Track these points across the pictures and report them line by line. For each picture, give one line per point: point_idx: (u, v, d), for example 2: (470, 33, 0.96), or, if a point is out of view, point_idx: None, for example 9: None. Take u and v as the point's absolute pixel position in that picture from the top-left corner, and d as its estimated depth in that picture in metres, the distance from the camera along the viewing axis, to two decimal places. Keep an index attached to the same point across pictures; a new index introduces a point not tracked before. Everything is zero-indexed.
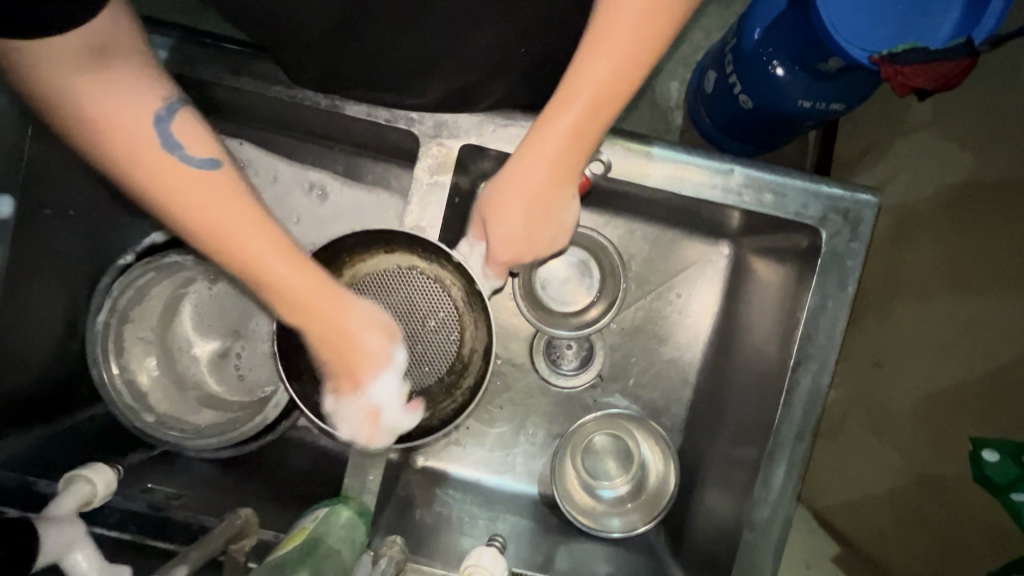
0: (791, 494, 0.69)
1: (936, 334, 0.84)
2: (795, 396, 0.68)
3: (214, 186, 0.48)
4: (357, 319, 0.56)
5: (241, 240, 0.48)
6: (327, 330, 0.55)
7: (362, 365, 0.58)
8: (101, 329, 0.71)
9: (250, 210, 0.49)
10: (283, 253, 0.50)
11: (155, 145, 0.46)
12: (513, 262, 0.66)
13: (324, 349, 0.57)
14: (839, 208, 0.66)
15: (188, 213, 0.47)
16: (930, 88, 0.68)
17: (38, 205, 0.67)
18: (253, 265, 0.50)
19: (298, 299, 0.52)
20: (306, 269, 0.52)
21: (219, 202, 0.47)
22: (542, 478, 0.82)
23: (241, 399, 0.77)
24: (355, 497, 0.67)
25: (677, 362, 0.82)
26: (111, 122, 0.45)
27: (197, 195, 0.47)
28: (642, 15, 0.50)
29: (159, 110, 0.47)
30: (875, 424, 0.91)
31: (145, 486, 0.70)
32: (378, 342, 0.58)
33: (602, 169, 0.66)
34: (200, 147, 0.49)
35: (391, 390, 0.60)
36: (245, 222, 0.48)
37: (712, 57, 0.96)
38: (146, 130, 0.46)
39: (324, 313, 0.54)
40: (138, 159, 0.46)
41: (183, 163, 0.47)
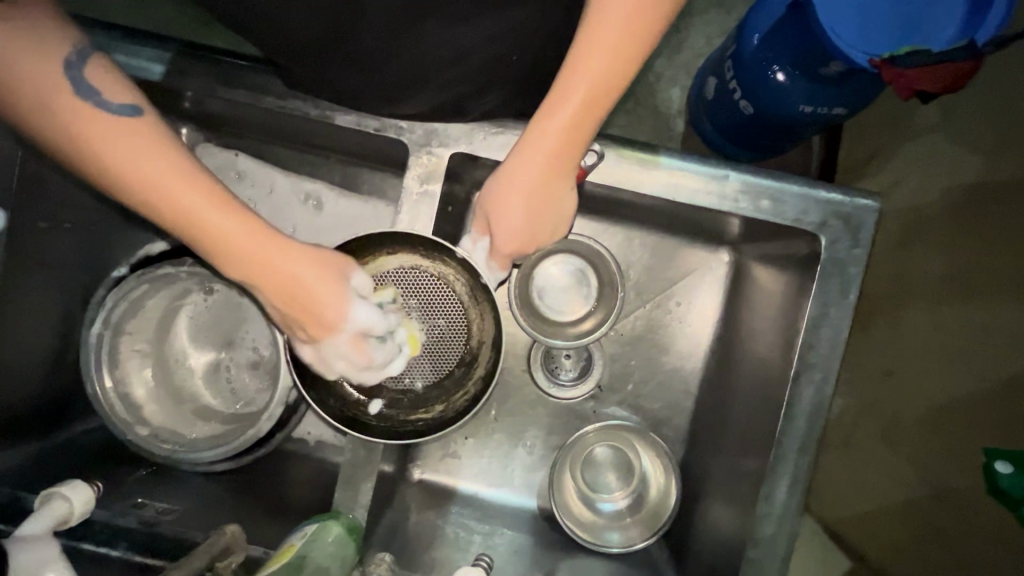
0: (796, 509, 0.67)
1: (946, 341, 0.84)
2: (797, 407, 0.66)
3: (130, 129, 0.51)
4: (290, 255, 0.56)
5: (158, 180, 0.51)
6: (268, 269, 0.56)
7: (324, 299, 0.58)
8: (95, 341, 0.71)
9: (170, 152, 0.52)
10: (203, 190, 0.52)
11: (71, 95, 0.50)
12: (515, 256, 0.66)
13: (278, 293, 0.57)
14: (839, 213, 0.64)
15: (108, 159, 0.50)
16: (934, 91, 0.66)
17: (35, 219, 0.68)
18: (174, 207, 0.52)
19: (229, 239, 0.54)
20: (231, 207, 0.54)
21: (131, 138, 0.50)
22: (541, 492, 0.80)
23: (236, 412, 0.77)
24: (345, 513, 0.65)
25: (679, 372, 0.80)
26: (29, 79, 0.49)
27: (112, 136, 0.50)
28: (636, 10, 0.50)
29: (73, 61, 0.51)
30: (888, 432, 0.87)
31: (136, 501, 0.70)
32: (317, 277, 0.57)
33: (594, 161, 0.65)
34: (119, 95, 0.52)
35: (369, 318, 0.60)
36: (161, 161, 0.51)
37: (712, 63, 0.95)
38: (61, 82, 0.50)
39: (255, 254, 0.55)
40: (55, 111, 0.49)
41: (101, 110, 0.51)
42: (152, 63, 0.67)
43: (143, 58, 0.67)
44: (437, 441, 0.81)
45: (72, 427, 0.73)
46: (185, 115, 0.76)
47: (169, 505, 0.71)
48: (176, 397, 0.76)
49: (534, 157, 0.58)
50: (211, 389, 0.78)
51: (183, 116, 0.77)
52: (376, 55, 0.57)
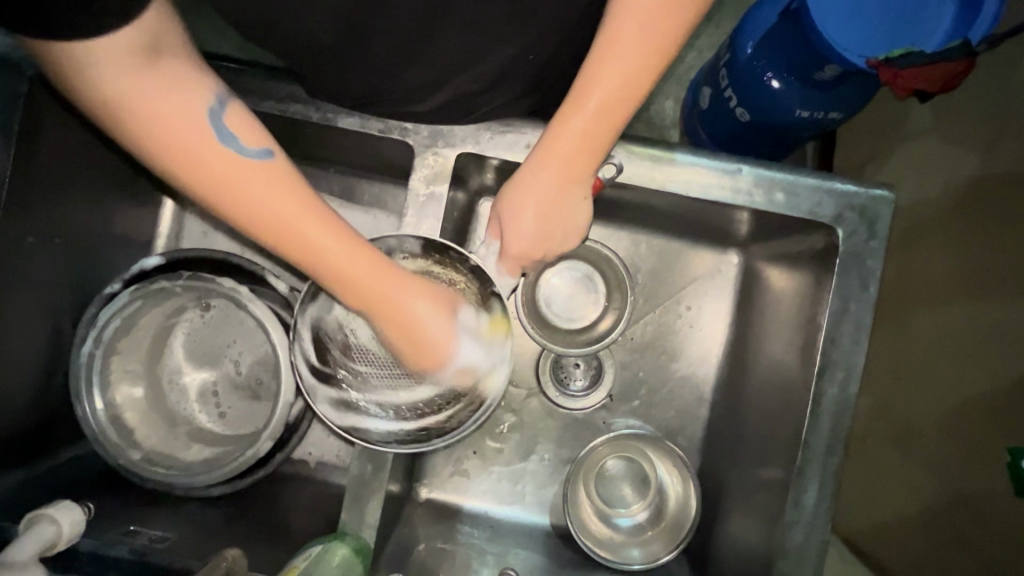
0: (824, 513, 0.64)
1: (959, 343, 0.80)
2: (821, 407, 0.64)
3: (265, 175, 0.50)
4: (417, 300, 0.56)
5: (297, 227, 0.50)
6: (398, 315, 0.56)
7: (439, 338, 0.58)
8: (86, 361, 0.67)
9: (309, 200, 0.51)
10: (339, 236, 0.52)
11: (210, 141, 0.49)
12: (528, 261, 0.64)
13: (396, 334, 0.57)
14: (854, 205, 0.63)
15: (250, 205, 0.50)
16: (931, 90, 0.66)
17: (23, 232, 0.64)
18: (308, 249, 0.52)
19: (361, 283, 0.54)
20: (362, 250, 0.53)
21: (283, 195, 0.50)
22: (553, 508, 0.77)
23: (233, 433, 0.73)
24: (352, 534, 0.62)
25: (691, 378, 0.78)
26: (179, 119, 0.48)
27: (264, 188, 0.50)
28: (663, 10, 0.50)
29: (213, 106, 0.50)
30: (901, 437, 0.85)
31: (128, 529, 0.66)
32: (441, 322, 0.58)
33: (615, 172, 0.64)
34: (253, 138, 0.51)
35: (473, 357, 0.61)
36: (296, 205, 0.50)
37: (705, 73, 0.93)
38: (202, 123, 0.49)
39: (387, 299, 0.55)
40: (190, 149, 0.48)
41: (241, 157, 0.50)
42: None
43: None
44: (445, 457, 0.78)
45: (58, 453, 0.70)
46: None
47: (164, 532, 0.67)
48: (171, 419, 0.73)
49: (553, 161, 0.57)
50: (209, 411, 0.74)
51: None
52: (386, 57, 0.56)
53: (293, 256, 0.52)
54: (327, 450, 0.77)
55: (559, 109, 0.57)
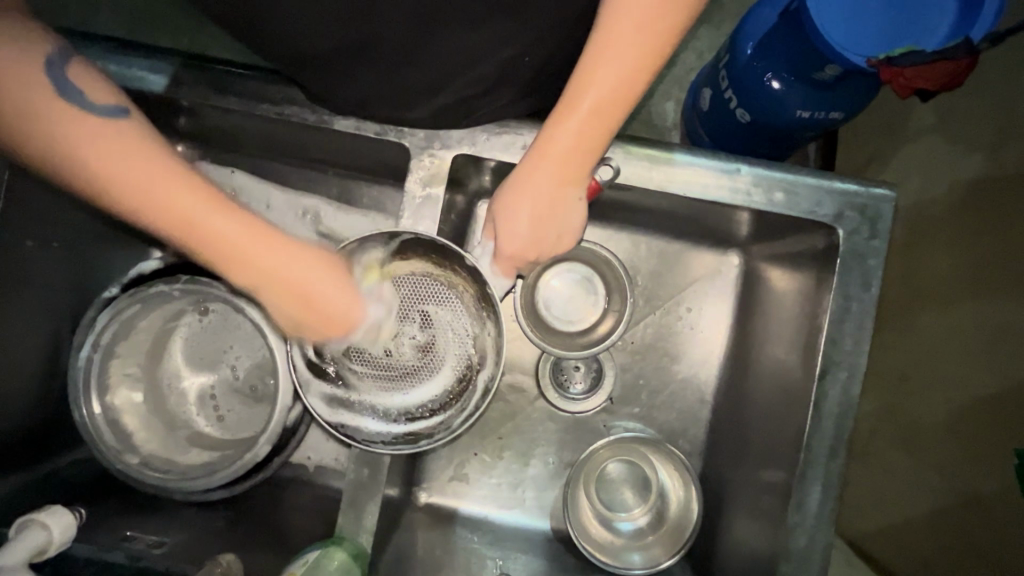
0: (828, 517, 0.63)
1: (962, 344, 0.80)
2: (824, 409, 0.63)
3: (113, 133, 0.46)
4: (300, 263, 0.53)
5: (148, 187, 0.45)
6: (284, 283, 0.53)
7: (330, 297, 0.55)
8: (84, 365, 0.68)
9: (163, 159, 0.47)
10: (204, 199, 0.48)
11: (51, 100, 0.45)
12: (523, 263, 0.63)
13: (283, 300, 0.54)
14: (855, 204, 0.63)
15: (96, 173, 0.45)
16: (931, 88, 0.65)
17: (22, 235, 0.66)
18: (169, 213, 0.47)
19: (229, 245, 0.49)
20: (229, 209, 0.49)
21: (135, 155, 0.45)
22: (554, 512, 0.76)
23: (232, 437, 0.73)
24: (349, 539, 0.62)
25: (692, 381, 0.77)
26: (10, 82, 0.44)
27: (109, 148, 0.45)
28: (659, 12, 0.49)
29: (54, 63, 0.46)
30: (908, 440, 0.84)
31: (125, 535, 0.66)
32: (334, 285, 0.55)
33: (611, 175, 0.63)
34: (101, 94, 0.47)
35: (379, 313, 0.61)
36: (148, 160, 0.46)
37: (706, 74, 0.93)
38: (38, 86, 0.45)
39: (259, 259, 0.51)
40: (25, 108, 0.44)
41: (86, 116, 0.45)
42: (149, 73, 0.66)
43: (138, 70, 0.65)
44: (444, 461, 0.77)
45: (57, 458, 0.70)
46: (180, 132, 0.75)
47: (161, 538, 0.66)
48: (170, 423, 0.73)
49: (548, 162, 0.57)
50: (208, 415, 0.74)
51: (179, 134, 0.76)
52: (382, 61, 0.56)
53: (152, 221, 0.47)
54: (326, 453, 0.76)
55: (553, 110, 0.56)
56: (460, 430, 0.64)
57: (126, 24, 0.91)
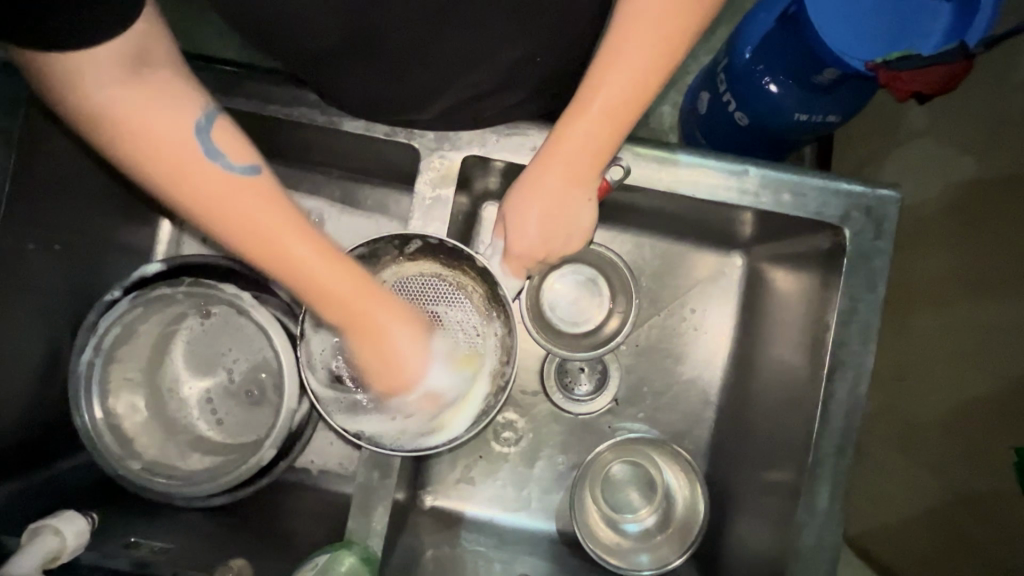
0: (835, 515, 0.64)
1: (961, 342, 0.80)
2: (831, 408, 0.64)
3: (253, 193, 0.47)
4: (400, 326, 0.55)
5: (284, 245, 0.48)
6: (383, 342, 0.55)
7: (409, 363, 0.56)
8: (85, 370, 0.67)
9: (299, 224, 0.49)
10: (337, 266, 0.50)
11: (195, 154, 0.46)
12: (530, 262, 0.64)
13: (367, 354, 0.55)
14: (860, 205, 0.63)
15: (232, 230, 0.47)
16: (929, 92, 0.64)
17: (23, 238, 0.64)
18: (294, 271, 0.49)
19: (343, 306, 0.52)
20: (348, 271, 0.51)
21: (278, 221, 0.47)
22: (560, 514, 0.76)
23: (235, 441, 0.72)
24: (359, 543, 0.61)
25: (695, 382, 0.78)
26: (167, 132, 0.45)
27: (250, 208, 0.47)
28: (668, 14, 0.50)
29: (200, 120, 0.47)
30: (906, 439, 0.85)
31: (129, 541, 0.65)
32: (421, 350, 0.57)
33: (621, 175, 0.63)
34: (238, 153, 0.48)
35: (442, 379, 0.61)
36: (282, 221, 0.48)
37: (703, 77, 0.93)
38: (190, 140, 0.46)
39: (370, 321, 0.53)
40: (169, 158, 0.45)
41: (226, 173, 0.47)
42: None
43: None
44: (450, 464, 0.77)
45: (56, 464, 0.69)
46: None
47: (165, 545, 0.65)
48: (170, 427, 0.72)
49: (557, 163, 0.57)
50: (208, 418, 0.73)
51: None
52: (393, 62, 0.56)
53: (278, 274, 0.49)
54: (332, 456, 0.75)
55: (564, 112, 0.57)
56: (462, 441, 0.63)
57: None
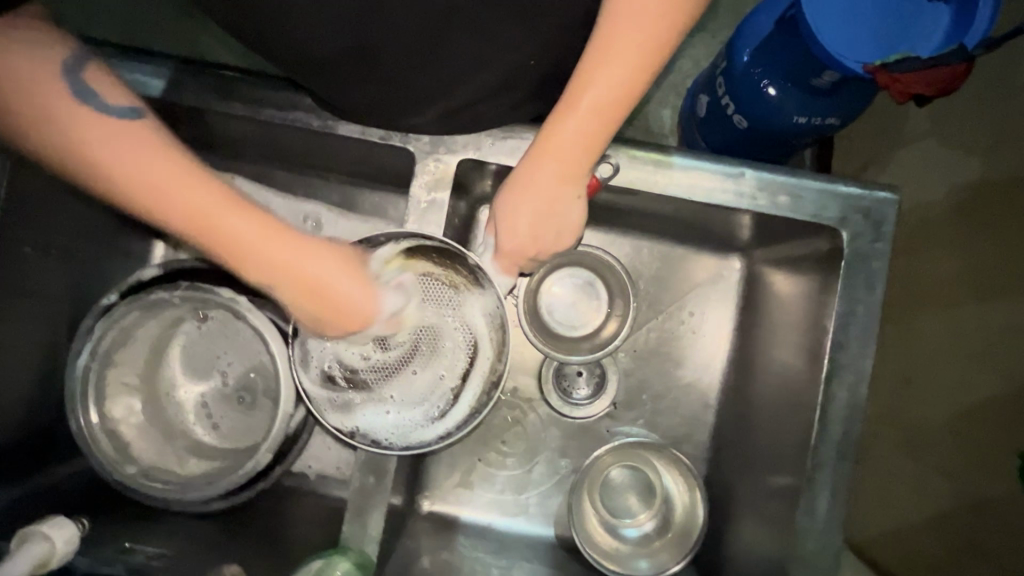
0: (835, 521, 0.63)
1: (965, 345, 0.80)
2: (830, 412, 0.64)
3: (124, 133, 0.47)
4: (316, 258, 0.54)
5: (173, 186, 0.47)
6: (299, 279, 0.53)
7: (346, 293, 0.55)
8: (82, 373, 0.67)
9: (177, 158, 0.48)
10: (221, 197, 0.49)
11: (69, 101, 0.46)
12: (523, 261, 0.64)
13: (297, 295, 0.54)
14: (858, 207, 0.63)
15: (111, 173, 0.46)
16: (930, 94, 0.64)
17: (21, 242, 0.65)
18: (190, 211, 0.48)
19: (249, 248, 0.50)
20: (247, 207, 0.50)
21: (150, 159, 0.46)
22: (558, 519, 0.76)
23: (232, 446, 0.72)
24: (355, 548, 0.61)
25: (695, 386, 0.77)
26: (33, 84, 0.45)
27: (123, 149, 0.46)
28: (658, 13, 0.50)
29: (70, 67, 0.47)
30: (911, 444, 0.84)
31: (124, 546, 0.65)
32: (348, 279, 0.55)
33: (611, 172, 0.63)
34: (114, 96, 0.48)
35: (398, 303, 0.60)
36: (167, 163, 0.47)
37: (702, 80, 0.92)
38: (57, 87, 0.46)
39: (276, 260, 0.52)
40: (55, 113, 0.45)
41: (100, 116, 0.47)
42: (150, 78, 0.65)
43: (140, 75, 0.65)
44: (448, 469, 0.77)
45: (53, 469, 0.69)
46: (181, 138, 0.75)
47: (160, 550, 0.65)
48: (168, 432, 0.72)
49: (549, 161, 0.57)
50: (204, 423, 0.73)
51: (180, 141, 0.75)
52: (388, 66, 0.56)
53: (177, 221, 0.48)
54: (328, 462, 0.76)
55: (554, 109, 0.57)
56: (457, 437, 0.64)
57: (121, 30, 0.90)
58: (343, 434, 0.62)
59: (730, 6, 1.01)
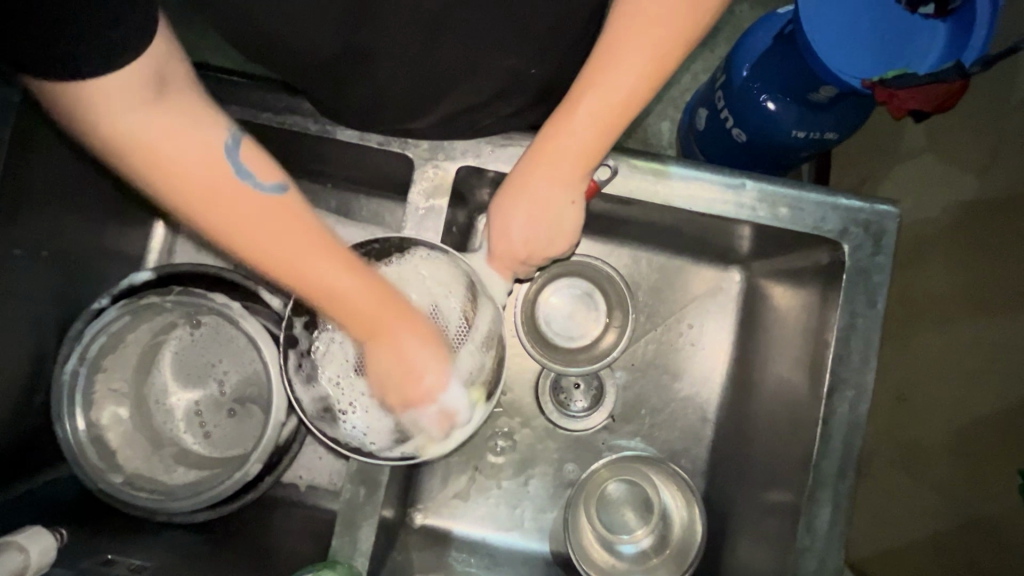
0: (839, 540, 0.62)
1: (961, 361, 0.79)
2: (832, 426, 0.63)
3: (277, 215, 0.49)
4: (422, 340, 0.55)
5: (307, 265, 0.50)
6: (401, 354, 0.54)
7: (428, 377, 0.55)
8: (69, 379, 0.66)
9: (314, 233, 0.50)
10: (353, 275, 0.51)
11: (228, 178, 0.48)
12: (516, 265, 0.62)
13: (391, 365, 0.55)
14: (859, 220, 0.63)
15: (254, 247, 0.48)
16: (926, 110, 0.64)
17: (10, 244, 0.63)
18: (319, 285, 0.51)
19: (366, 317, 0.53)
20: (372, 285, 0.53)
21: (290, 230, 0.49)
22: (554, 535, 0.74)
23: (221, 455, 0.71)
24: (344, 562, 0.59)
25: (693, 400, 0.76)
26: (193, 163, 0.46)
27: (270, 225, 0.48)
28: (663, 19, 0.50)
29: (227, 141, 0.48)
30: (909, 458, 0.83)
31: (104, 558, 0.63)
32: (441, 371, 0.56)
33: (609, 176, 0.63)
34: (265, 172, 0.50)
35: (458, 402, 0.57)
36: (313, 244, 0.50)
37: (701, 94, 0.92)
38: (219, 161, 0.48)
39: (397, 339, 0.54)
40: (209, 179, 0.47)
41: (252, 190, 0.48)
42: None
43: None
44: (442, 480, 0.75)
45: (35, 477, 0.67)
46: None
47: (143, 562, 0.63)
48: (156, 441, 0.70)
49: (545, 162, 0.57)
50: (196, 432, 0.72)
51: None
52: (387, 72, 0.55)
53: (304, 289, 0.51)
54: (320, 472, 0.75)
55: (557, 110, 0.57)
56: (450, 450, 0.60)
57: None
58: (338, 444, 0.59)
59: (730, 22, 1.02)
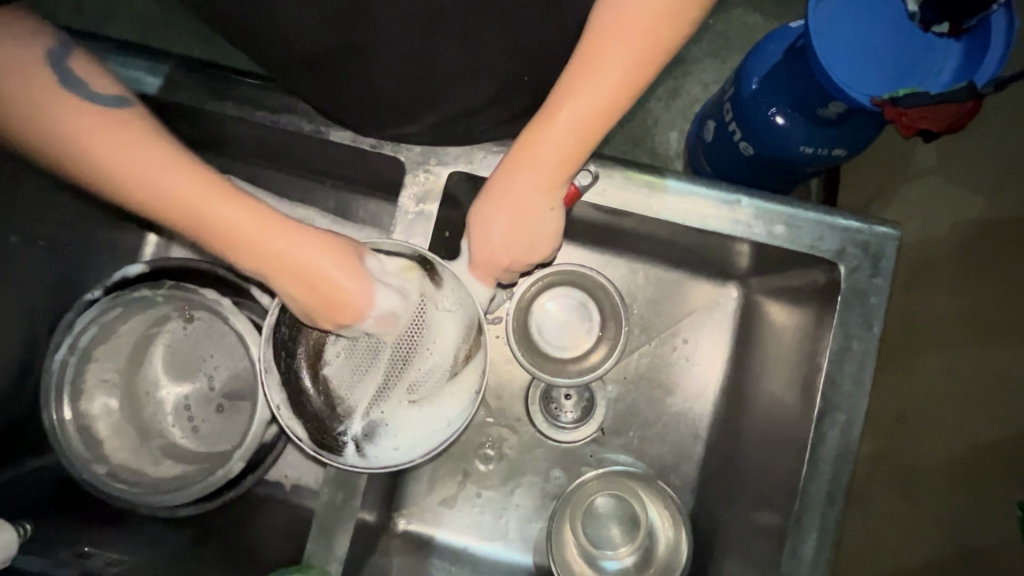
0: (825, 567, 0.60)
1: (972, 387, 0.76)
2: (822, 450, 0.61)
3: (127, 131, 0.48)
4: (303, 246, 0.53)
5: (161, 180, 0.48)
6: (290, 264, 0.52)
7: (339, 284, 0.53)
8: (58, 368, 0.66)
9: (166, 145, 0.49)
10: (209, 186, 0.49)
11: (71, 104, 0.47)
12: (498, 271, 0.61)
13: (293, 284, 0.53)
14: (857, 242, 0.62)
15: (109, 168, 0.47)
16: (936, 130, 0.61)
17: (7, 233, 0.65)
18: (181, 199, 0.48)
19: (235, 230, 0.51)
20: (236, 198, 0.51)
21: (141, 143, 0.48)
22: (536, 546, 0.73)
23: (206, 450, 0.71)
24: (318, 566, 0.59)
25: (686, 415, 0.75)
26: (44, 100, 0.47)
27: (119, 144, 0.47)
28: (643, 28, 0.49)
29: (61, 59, 0.49)
30: (907, 484, 0.80)
31: (82, 550, 0.64)
32: (348, 277, 0.53)
33: (590, 181, 0.62)
34: (111, 94, 0.50)
35: (393, 304, 0.55)
36: (164, 160, 0.48)
37: (711, 106, 0.91)
38: (56, 87, 0.47)
39: (276, 250, 0.52)
40: (21, 99, 0.46)
41: (94, 107, 0.48)
42: (146, 75, 0.65)
43: (137, 72, 0.65)
44: (427, 487, 0.74)
45: (24, 463, 0.67)
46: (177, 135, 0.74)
47: (118, 556, 0.64)
48: (144, 433, 0.70)
49: (526, 167, 0.56)
50: (183, 425, 0.71)
51: None
52: (380, 75, 0.55)
53: (167, 206, 0.49)
54: (305, 471, 0.74)
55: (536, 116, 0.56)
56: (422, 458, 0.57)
57: (138, 32, 0.92)
58: (320, 452, 0.58)
59: (740, 34, 1.01)
